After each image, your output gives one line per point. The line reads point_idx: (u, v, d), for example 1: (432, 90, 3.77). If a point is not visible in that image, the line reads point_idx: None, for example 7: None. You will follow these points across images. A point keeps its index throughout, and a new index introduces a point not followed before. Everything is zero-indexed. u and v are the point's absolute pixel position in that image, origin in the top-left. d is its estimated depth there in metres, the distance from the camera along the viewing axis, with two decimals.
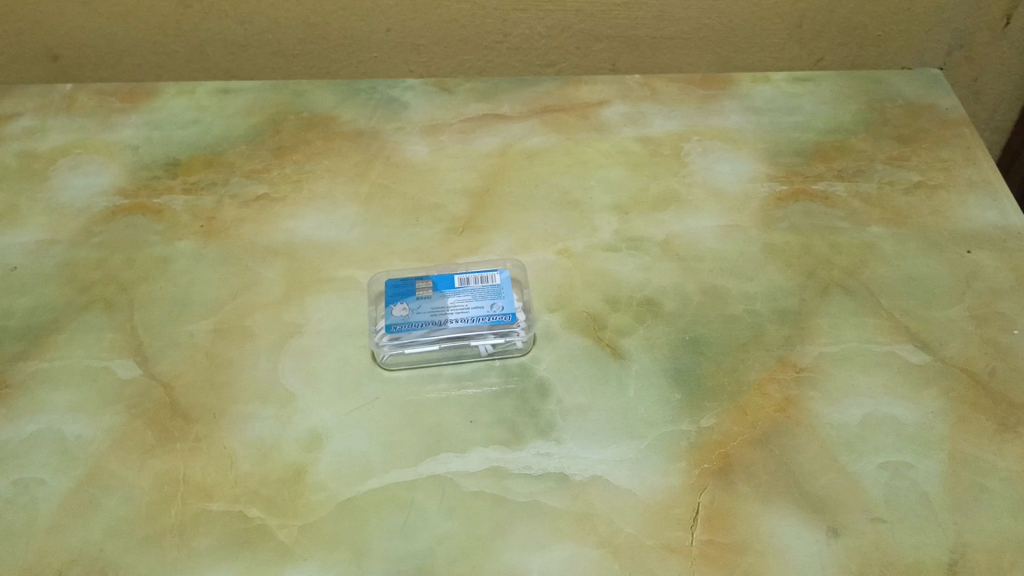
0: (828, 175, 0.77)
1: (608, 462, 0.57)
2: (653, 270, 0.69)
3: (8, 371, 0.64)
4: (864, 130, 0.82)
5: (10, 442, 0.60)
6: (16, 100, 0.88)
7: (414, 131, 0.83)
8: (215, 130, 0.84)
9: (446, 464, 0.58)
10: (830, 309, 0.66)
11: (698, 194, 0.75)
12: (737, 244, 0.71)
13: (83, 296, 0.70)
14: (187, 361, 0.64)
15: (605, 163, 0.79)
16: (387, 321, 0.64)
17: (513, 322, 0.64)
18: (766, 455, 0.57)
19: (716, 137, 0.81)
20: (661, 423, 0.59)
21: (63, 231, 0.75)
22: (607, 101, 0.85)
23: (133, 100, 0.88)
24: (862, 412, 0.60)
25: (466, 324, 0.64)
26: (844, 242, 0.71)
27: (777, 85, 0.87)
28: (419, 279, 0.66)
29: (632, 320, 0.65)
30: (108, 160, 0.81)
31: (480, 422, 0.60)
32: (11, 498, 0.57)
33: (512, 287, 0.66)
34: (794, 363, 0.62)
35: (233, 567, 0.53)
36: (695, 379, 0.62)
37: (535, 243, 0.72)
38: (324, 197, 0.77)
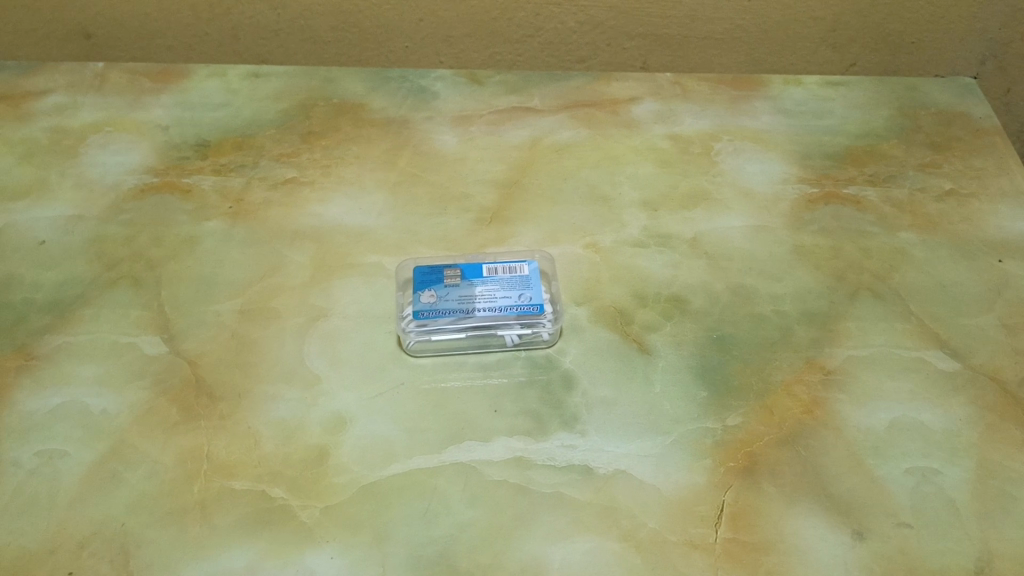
0: (859, 180, 0.77)
1: (632, 456, 0.57)
2: (682, 267, 0.69)
3: (34, 343, 0.65)
4: (896, 136, 0.81)
5: (35, 413, 0.60)
6: (47, 76, 0.88)
7: (444, 121, 0.83)
8: (245, 113, 0.84)
9: (470, 452, 0.57)
10: (859, 312, 0.66)
11: (728, 193, 0.75)
12: (766, 244, 0.71)
13: (110, 272, 0.70)
14: (213, 340, 0.65)
15: (635, 159, 0.78)
16: (414, 307, 0.64)
17: (540, 313, 0.64)
18: (792, 456, 0.57)
19: (747, 137, 0.81)
20: (686, 420, 0.59)
21: (92, 207, 0.75)
22: (637, 98, 0.85)
23: (164, 80, 0.88)
24: (889, 416, 0.59)
25: (493, 313, 0.63)
26: (874, 246, 0.71)
27: (809, 88, 0.86)
28: (448, 267, 0.66)
29: (659, 317, 0.65)
30: (138, 139, 0.82)
31: (504, 411, 0.60)
32: (35, 469, 0.57)
33: (540, 279, 0.66)
34: (821, 365, 0.62)
35: (255, 546, 0.53)
36: (722, 377, 0.61)
37: (563, 236, 0.71)
38: (353, 183, 0.77)
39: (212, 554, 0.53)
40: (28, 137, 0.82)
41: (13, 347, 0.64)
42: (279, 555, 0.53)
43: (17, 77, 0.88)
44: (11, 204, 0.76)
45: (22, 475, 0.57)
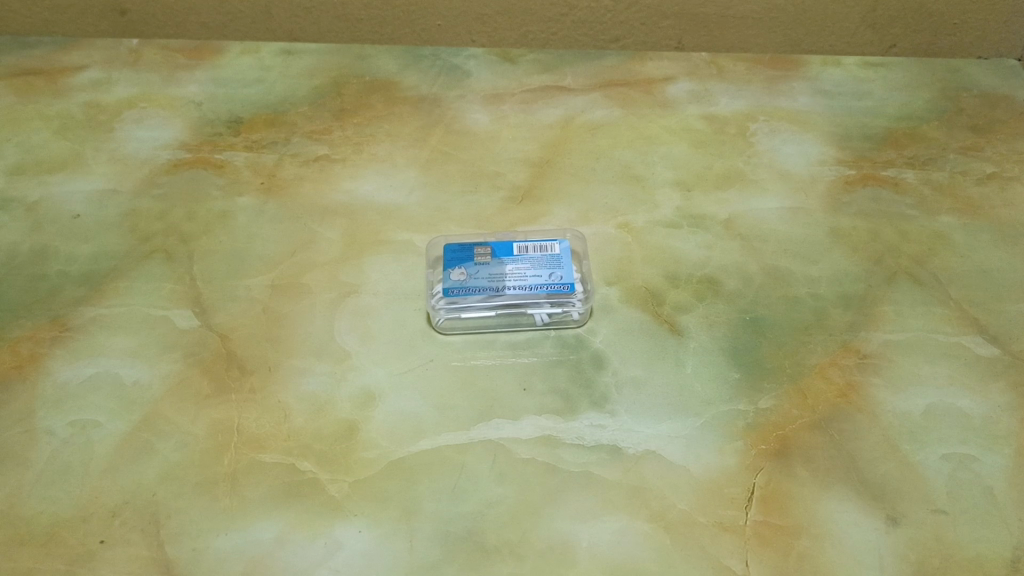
0: (898, 162, 0.75)
1: (662, 437, 0.57)
2: (715, 248, 0.68)
3: (69, 314, 0.65)
4: (937, 118, 0.80)
5: (69, 383, 0.61)
6: (84, 53, 0.89)
7: (476, 99, 0.83)
8: (278, 90, 0.84)
9: (498, 429, 0.57)
10: (896, 296, 0.65)
11: (764, 174, 0.74)
12: (802, 226, 0.69)
13: (144, 245, 0.70)
14: (244, 314, 0.65)
15: (669, 139, 0.78)
16: (444, 284, 0.63)
17: (571, 292, 0.63)
18: (825, 440, 0.56)
19: (784, 118, 0.79)
20: (718, 402, 0.58)
21: (126, 181, 0.76)
22: (672, 77, 0.84)
23: (198, 57, 0.88)
24: (926, 402, 0.58)
25: (524, 292, 0.63)
26: (914, 230, 0.69)
27: (847, 69, 0.85)
28: (478, 245, 0.66)
29: (692, 297, 0.64)
30: (172, 115, 0.82)
31: (534, 389, 0.59)
32: (69, 438, 0.58)
33: (571, 257, 0.65)
34: (857, 349, 0.61)
35: (284, 518, 0.54)
36: (755, 358, 0.61)
37: (595, 216, 0.71)
38: (385, 161, 0.77)
39: (241, 525, 0.54)
40: (64, 111, 0.83)
41: (48, 318, 0.65)
42: (308, 527, 0.53)
43: (54, 52, 0.89)
44: (47, 177, 0.77)
45: (56, 444, 0.58)
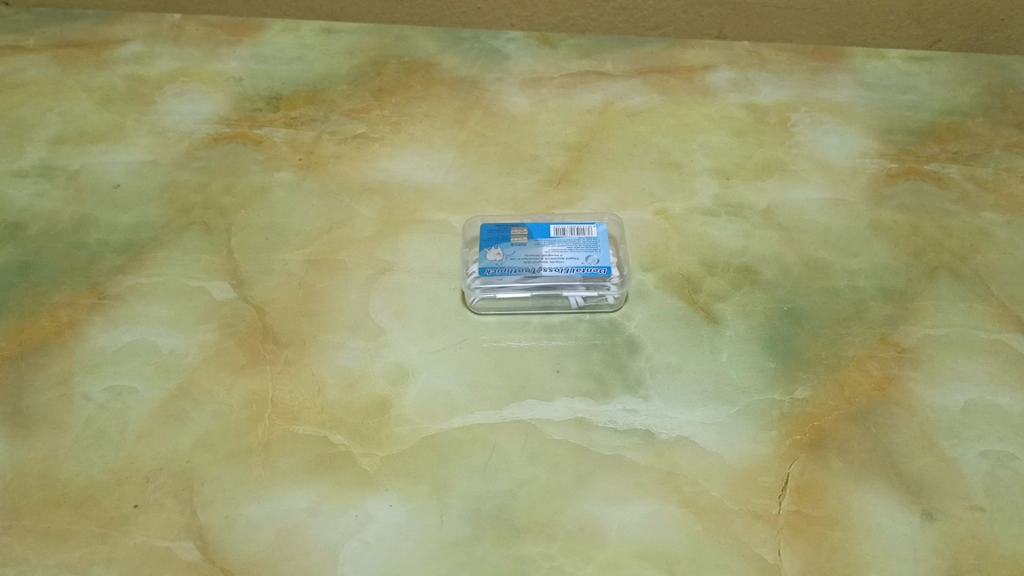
0: (941, 157, 0.74)
1: (696, 424, 0.56)
2: (753, 237, 0.67)
3: (108, 282, 0.66)
4: (983, 114, 0.78)
5: (107, 349, 0.62)
6: (127, 26, 0.91)
7: (515, 82, 0.82)
8: (318, 68, 0.85)
9: (532, 410, 0.57)
10: (936, 292, 0.64)
11: (804, 164, 0.73)
12: (842, 218, 0.69)
13: (182, 217, 0.71)
14: (281, 287, 0.65)
15: (708, 127, 0.77)
16: (480, 264, 0.63)
17: (607, 276, 0.63)
18: (861, 432, 0.56)
19: (826, 109, 0.78)
20: (753, 391, 0.58)
21: (165, 153, 0.77)
22: (713, 66, 0.83)
23: (239, 33, 0.89)
24: (964, 398, 0.58)
25: (558, 274, 0.63)
26: (956, 226, 0.68)
27: (892, 62, 0.84)
28: (515, 227, 0.66)
29: (728, 286, 0.64)
30: (212, 90, 0.83)
31: (567, 371, 0.59)
32: (105, 403, 0.59)
33: (608, 241, 0.65)
34: (895, 343, 0.60)
35: (315, 489, 0.54)
36: (791, 349, 0.60)
37: (632, 201, 0.70)
38: (423, 141, 0.77)
39: (274, 495, 0.54)
40: (107, 84, 0.85)
41: (87, 285, 0.66)
42: (339, 499, 0.54)
43: (98, 25, 0.91)
44: (90, 148, 0.78)
45: (93, 408, 0.59)
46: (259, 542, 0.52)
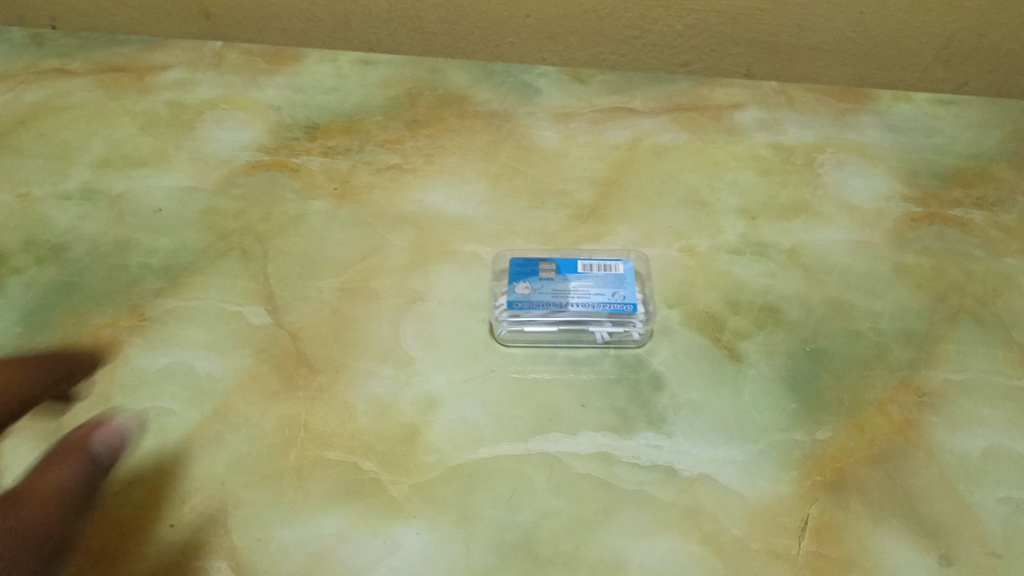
0: (966, 202, 0.75)
1: (718, 461, 0.57)
2: (778, 277, 0.69)
3: (148, 304, 0.68)
4: (1008, 159, 0.79)
5: (146, 370, 0.64)
6: (170, 52, 0.94)
7: (546, 116, 0.84)
8: (354, 98, 0.87)
9: (557, 443, 0.58)
10: (959, 336, 0.65)
11: (830, 206, 0.75)
12: (866, 260, 0.70)
13: (221, 242, 0.73)
14: (315, 314, 0.67)
15: (735, 166, 0.78)
16: (509, 297, 0.65)
17: (633, 312, 0.65)
18: (881, 475, 0.57)
19: (852, 151, 0.80)
20: (776, 430, 0.59)
21: (205, 180, 0.79)
22: (741, 105, 0.85)
23: (279, 62, 0.92)
24: (985, 443, 0.58)
25: (585, 309, 0.65)
26: (979, 271, 0.69)
27: (919, 105, 0.85)
28: (544, 262, 0.68)
29: (752, 324, 0.65)
30: (251, 118, 0.85)
31: (592, 406, 0.60)
32: (144, 424, 0.61)
33: (634, 278, 0.67)
34: (917, 387, 0.61)
35: (345, 515, 0.56)
36: (814, 390, 0.61)
37: (659, 238, 0.72)
38: (455, 172, 0.79)
39: (304, 519, 0.56)
40: (149, 109, 0.88)
41: (128, 307, 0.68)
42: (368, 525, 0.55)
43: (141, 51, 0.94)
44: (133, 173, 0.81)
45: (132, 428, 0.60)
46: (289, 565, 0.54)
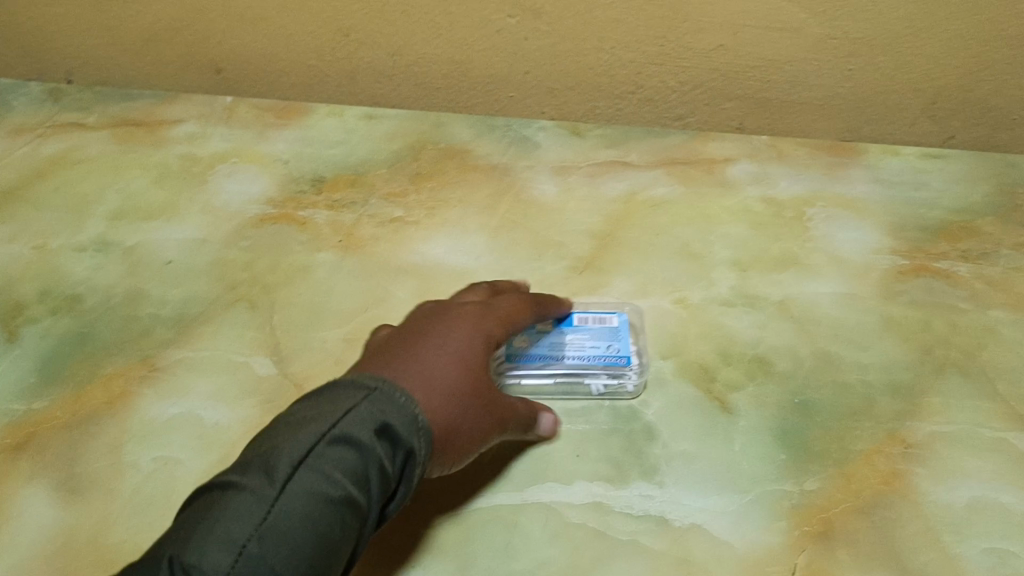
0: (952, 255, 0.77)
1: (709, 511, 0.59)
2: (769, 328, 0.71)
3: (158, 354, 0.71)
4: (993, 213, 0.81)
5: (155, 419, 0.66)
6: (182, 106, 0.97)
7: (545, 170, 0.87)
8: (360, 152, 0.90)
9: (552, 492, 0.60)
10: (944, 389, 0.66)
11: (819, 259, 0.77)
12: (855, 313, 0.72)
13: (229, 293, 0.76)
14: (319, 364, 0.69)
15: (728, 219, 0.81)
16: (508, 350, 0.67)
17: (627, 364, 0.67)
18: (868, 525, 0.58)
19: (841, 205, 0.82)
20: (765, 481, 0.60)
21: (214, 232, 0.82)
22: (733, 159, 0.88)
23: (287, 117, 0.95)
24: (969, 495, 0.60)
25: (582, 361, 0.67)
26: (965, 323, 0.71)
27: (906, 158, 0.88)
28: (540, 317, 0.70)
29: (743, 376, 0.67)
30: (260, 171, 0.89)
31: (587, 456, 0.62)
32: (152, 472, 0.63)
33: (628, 330, 0.69)
34: (903, 439, 0.63)
35: None
36: (802, 441, 0.63)
37: (654, 289, 0.74)
38: (456, 225, 0.82)
39: None
40: (162, 162, 0.91)
41: (139, 357, 0.71)
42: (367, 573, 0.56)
43: (154, 105, 0.98)
44: (145, 225, 0.84)
45: (140, 477, 0.62)
46: None
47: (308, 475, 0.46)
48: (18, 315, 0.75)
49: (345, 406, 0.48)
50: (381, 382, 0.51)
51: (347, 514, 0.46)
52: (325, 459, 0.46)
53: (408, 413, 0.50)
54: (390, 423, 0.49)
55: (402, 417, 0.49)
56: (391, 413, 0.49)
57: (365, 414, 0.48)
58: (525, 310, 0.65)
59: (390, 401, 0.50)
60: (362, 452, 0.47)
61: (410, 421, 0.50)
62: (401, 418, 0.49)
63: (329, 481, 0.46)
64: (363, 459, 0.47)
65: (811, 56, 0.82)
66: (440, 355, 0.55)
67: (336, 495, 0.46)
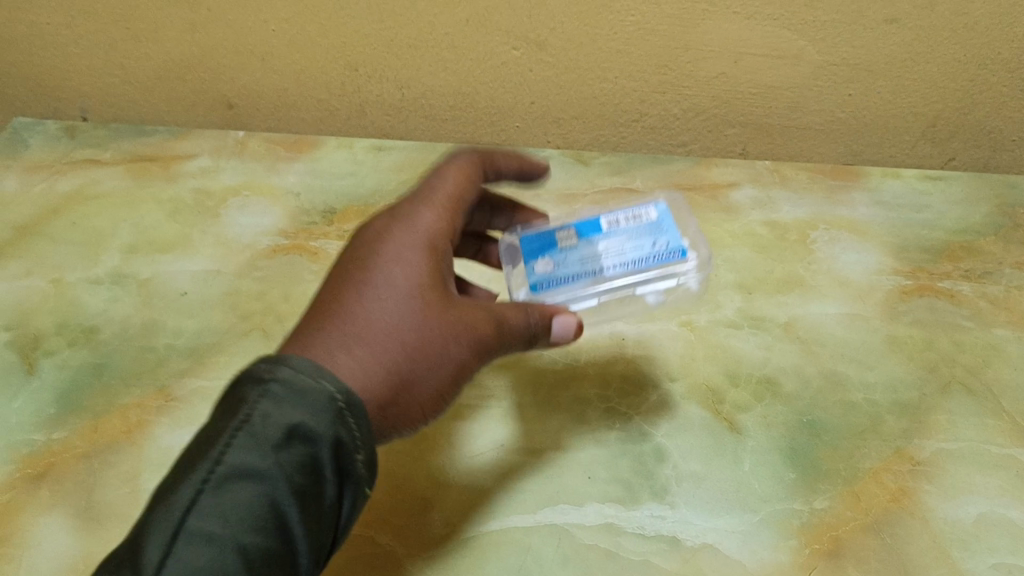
0: (954, 274, 0.78)
1: (719, 531, 0.59)
2: (774, 349, 0.72)
3: (174, 384, 0.72)
4: (994, 233, 0.83)
5: (172, 449, 0.67)
6: (195, 142, 1.00)
7: (550, 198, 0.90)
8: (368, 183, 0.93)
9: (564, 514, 0.61)
10: (950, 406, 0.67)
11: (823, 280, 0.78)
12: (859, 332, 0.73)
13: (243, 323, 0.77)
14: None
15: (732, 243, 0.82)
16: (533, 281, 0.63)
17: (681, 261, 0.62)
18: (877, 543, 0.59)
19: (844, 227, 0.84)
20: (774, 500, 0.61)
21: (228, 263, 0.84)
22: (736, 184, 0.89)
23: (298, 150, 0.98)
24: (977, 510, 0.60)
25: (626, 268, 0.62)
26: (968, 341, 0.72)
27: (907, 181, 0.89)
28: (563, 231, 0.65)
29: (751, 397, 0.68)
30: (272, 204, 0.91)
31: (598, 478, 0.63)
32: None
33: (671, 220, 0.64)
34: (910, 456, 0.64)
35: None
36: (811, 460, 0.63)
37: (660, 313, 0.75)
38: (464, 252, 0.83)
39: None
40: (175, 196, 0.93)
41: (155, 387, 0.72)
42: None
43: (167, 141, 1.00)
44: (159, 257, 0.86)
45: None
46: None
47: (217, 503, 0.42)
48: (36, 348, 0.76)
49: (238, 420, 0.44)
50: (281, 366, 0.45)
51: (279, 522, 0.43)
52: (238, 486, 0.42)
53: (322, 403, 0.45)
54: (297, 422, 0.44)
55: (311, 408, 0.44)
56: (292, 412, 0.44)
57: (270, 415, 0.44)
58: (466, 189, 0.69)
59: (292, 394, 0.44)
60: (289, 451, 0.43)
61: (324, 401, 0.45)
62: (310, 416, 0.44)
63: (251, 507, 0.42)
64: (289, 459, 0.43)
65: (810, 83, 0.83)
66: (394, 290, 0.57)
67: (264, 506, 0.42)
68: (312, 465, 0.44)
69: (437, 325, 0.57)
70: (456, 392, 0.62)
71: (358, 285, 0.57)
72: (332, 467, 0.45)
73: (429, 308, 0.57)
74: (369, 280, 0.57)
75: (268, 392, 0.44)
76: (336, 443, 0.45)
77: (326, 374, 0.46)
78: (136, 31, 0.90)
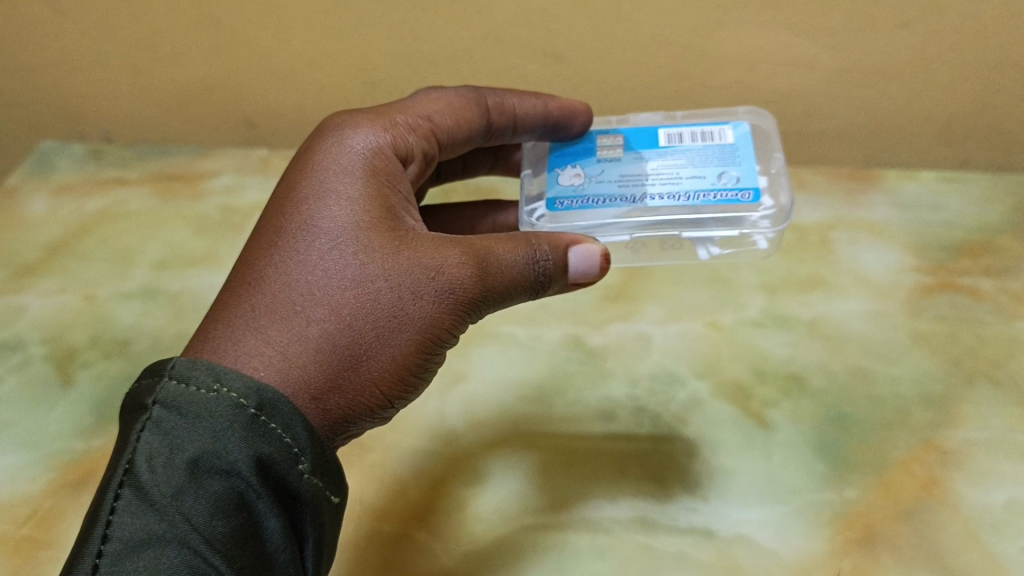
0: (974, 271, 0.79)
1: (753, 521, 0.60)
2: (801, 346, 0.73)
3: None
4: (1012, 230, 0.84)
5: None
6: (218, 160, 1.02)
7: None
8: None
9: (599, 509, 0.62)
10: (976, 397, 0.68)
11: (846, 280, 0.79)
12: (883, 329, 0.74)
13: None
14: None
15: None
16: (555, 195, 0.59)
17: (754, 203, 0.55)
18: (909, 529, 0.59)
19: (864, 228, 0.86)
20: (806, 491, 0.62)
21: None
22: None
23: None
24: (1006, 496, 0.61)
25: (675, 202, 0.56)
26: (991, 335, 0.73)
27: (924, 182, 0.92)
28: (614, 150, 0.61)
29: (778, 393, 0.69)
30: None
31: (629, 473, 0.64)
32: None
33: (749, 149, 0.58)
34: (938, 446, 0.64)
35: None
36: (840, 452, 0.64)
37: (686, 313, 0.77)
38: None
39: None
40: (203, 212, 0.95)
41: None
42: None
43: (193, 159, 1.02)
44: (188, 271, 0.87)
45: None
46: None
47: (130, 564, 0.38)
48: (73, 361, 0.78)
49: (124, 468, 0.41)
50: (162, 387, 0.43)
51: (204, 570, 0.39)
52: (139, 535, 0.39)
53: (225, 419, 0.42)
54: (198, 452, 0.41)
55: (214, 428, 0.41)
56: (187, 442, 0.41)
57: (162, 454, 0.41)
58: (450, 122, 0.61)
59: (183, 419, 0.42)
60: (193, 487, 0.40)
61: (228, 415, 0.42)
62: (211, 440, 0.41)
63: (163, 554, 0.38)
64: (196, 498, 0.40)
65: (825, 89, 0.85)
66: (322, 241, 0.49)
67: (181, 557, 0.39)
68: (228, 496, 0.41)
69: (386, 274, 0.49)
70: (426, 363, 0.50)
71: (279, 237, 0.50)
72: (255, 489, 0.42)
73: (366, 258, 0.49)
74: (297, 230, 0.50)
75: (157, 430, 0.42)
76: (253, 459, 0.42)
77: (229, 377, 0.43)
78: (161, 55, 0.91)
